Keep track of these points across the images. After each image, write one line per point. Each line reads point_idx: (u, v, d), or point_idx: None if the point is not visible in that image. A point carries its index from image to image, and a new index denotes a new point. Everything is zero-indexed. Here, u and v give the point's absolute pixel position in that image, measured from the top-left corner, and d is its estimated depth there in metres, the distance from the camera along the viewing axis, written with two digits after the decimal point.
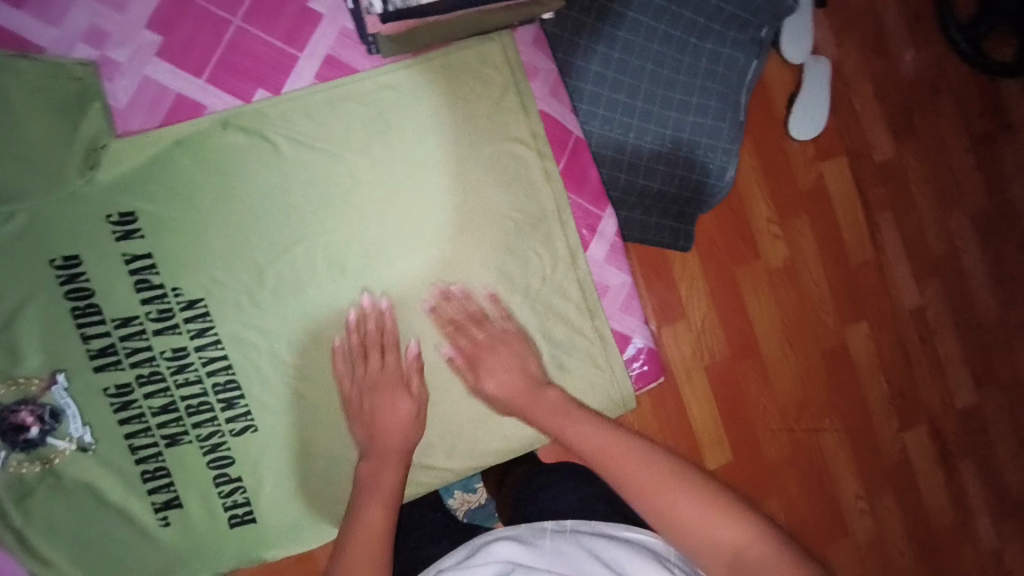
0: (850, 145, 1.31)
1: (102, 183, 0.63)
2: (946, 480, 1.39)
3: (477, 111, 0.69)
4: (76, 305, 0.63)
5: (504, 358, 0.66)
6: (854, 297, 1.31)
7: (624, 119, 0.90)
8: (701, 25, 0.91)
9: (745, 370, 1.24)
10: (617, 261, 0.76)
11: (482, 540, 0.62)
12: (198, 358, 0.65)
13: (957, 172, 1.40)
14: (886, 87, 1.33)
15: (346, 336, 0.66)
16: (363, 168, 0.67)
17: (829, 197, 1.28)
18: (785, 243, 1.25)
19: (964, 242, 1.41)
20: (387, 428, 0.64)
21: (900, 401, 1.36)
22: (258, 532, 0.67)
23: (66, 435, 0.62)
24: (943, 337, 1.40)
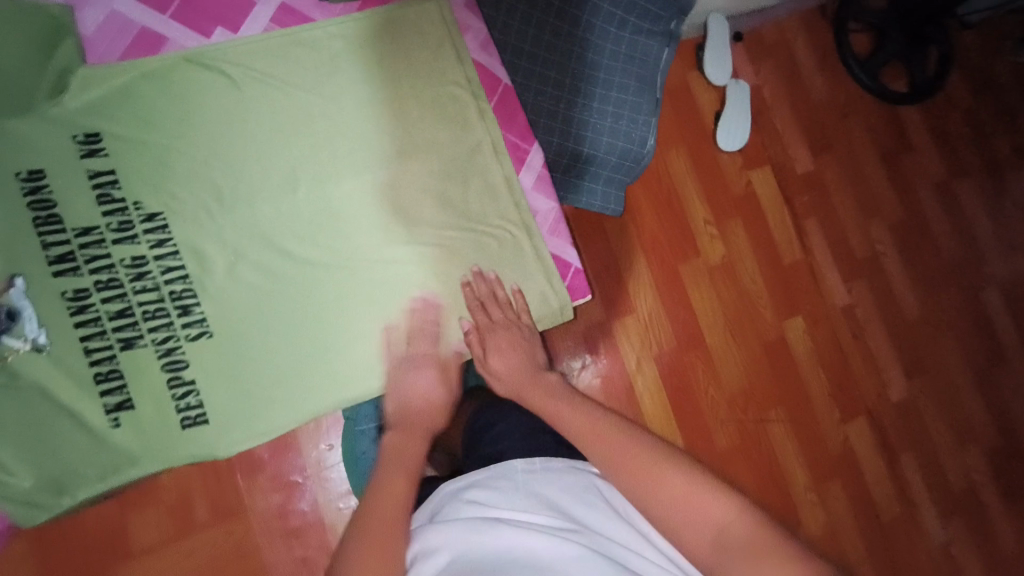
0: (773, 156, 1.46)
1: (70, 106, 0.70)
2: (889, 472, 1.47)
3: (417, 57, 0.81)
4: (38, 215, 0.67)
5: (509, 340, 0.76)
6: (789, 292, 1.44)
7: (561, 93, 1.05)
8: (618, 17, 1.06)
9: (692, 359, 1.36)
10: (543, 188, 0.87)
11: (452, 484, 0.67)
12: (156, 268, 0.70)
13: (871, 183, 1.53)
14: (797, 104, 1.48)
15: (413, 316, 0.77)
16: (323, 108, 0.77)
17: (760, 203, 1.43)
18: (722, 243, 1.39)
19: (884, 247, 1.53)
20: (422, 400, 0.71)
21: (838, 392, 1.45)
22: (209, 434, 0.71)
23: (21, 335, 0.65)
24: (874, 333, 1.50)
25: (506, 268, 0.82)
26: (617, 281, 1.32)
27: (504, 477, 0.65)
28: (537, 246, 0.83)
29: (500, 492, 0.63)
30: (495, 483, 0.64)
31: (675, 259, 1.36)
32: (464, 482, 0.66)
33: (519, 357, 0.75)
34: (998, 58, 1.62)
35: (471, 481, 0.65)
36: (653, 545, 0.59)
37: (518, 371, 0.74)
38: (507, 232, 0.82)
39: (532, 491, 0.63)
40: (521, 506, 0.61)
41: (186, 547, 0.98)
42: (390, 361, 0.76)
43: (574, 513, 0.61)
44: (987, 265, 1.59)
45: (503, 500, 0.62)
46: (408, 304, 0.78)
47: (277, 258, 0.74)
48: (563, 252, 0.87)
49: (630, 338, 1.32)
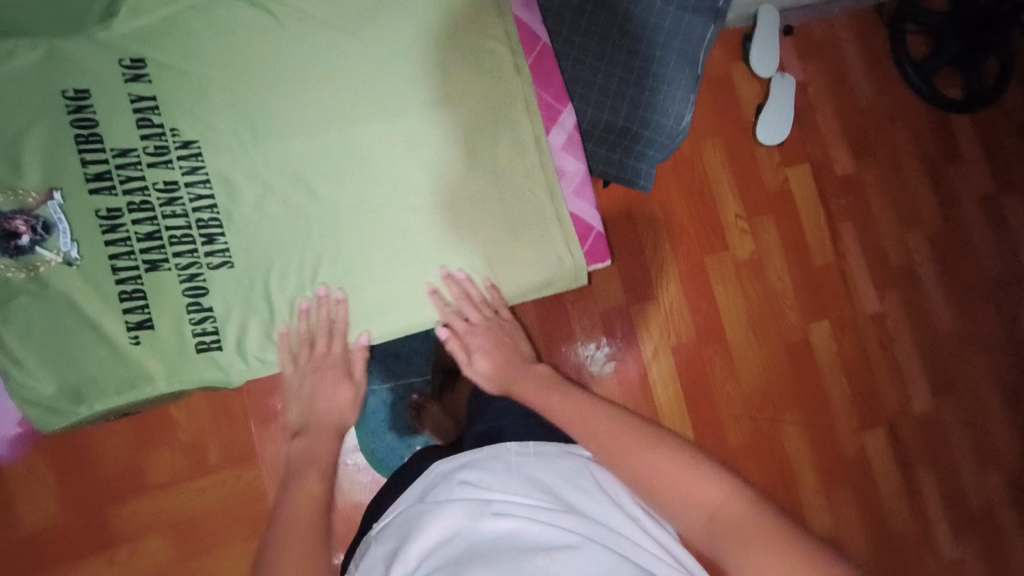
0: (814, 154, 1.41)
1: (118, 30, 0.71)
2: (906, 488, 1.42)
3: (459, 6, 0.80)
4: (80, 132, 0.69)
5: (495, 340, 0.83)
6: (816, 295, 1.40)
7: (599, 62, 1.03)
8: None
9: (710, 354, 1.33)
10: (573, 150, 0.87)
11: (448, 464, 0.70)
12: (186, 194, 0.71)
13: (914, 189, 1.47)
14: (844, 102, 1.43)
15: (306, 315, 0.75)
16: (361, 50, 0.77)
17: (794, 202, 1.39)
18: (752, 238, 1.36)
19: (921, 257, 1.47)
20: (334, 403, 0.78)
21: (859, 401, 1.41)
22: (224, 360, 0.73)
23: (55, 247, 0.67)
24: (902, 344, 1.45)
25: (527, 227, 0.81)
26: (640, 267, 1.30)
27: (496, 459, 0.68)
28: (559, 207, 0.82)
29: (493, 474, 0.66)
30: (490, 465, 0.67)
31: (701, 252, 1.33)
32: (462, 460, 0.70)
33: (499, 352, 0.83)
34: None
35: (468, 459, 0.69)
36: (640, 527, 0.62)
37: (505, 366, 0.83)
38: (532, 191, 0.82)
39: (524, 472, 0.66)
40: (513, 486, 0.64)
41: (195, 486, 1.00)
42: (293, 363, 0.76)
43: (563, 496, 0.63)
44: None
45: (497, 480, 0.65)
46: (425, 251, 0.78)
47: (304, 196, 0.75)
48: (584, 215, 0.86)
49: (649, 328, 1.30)
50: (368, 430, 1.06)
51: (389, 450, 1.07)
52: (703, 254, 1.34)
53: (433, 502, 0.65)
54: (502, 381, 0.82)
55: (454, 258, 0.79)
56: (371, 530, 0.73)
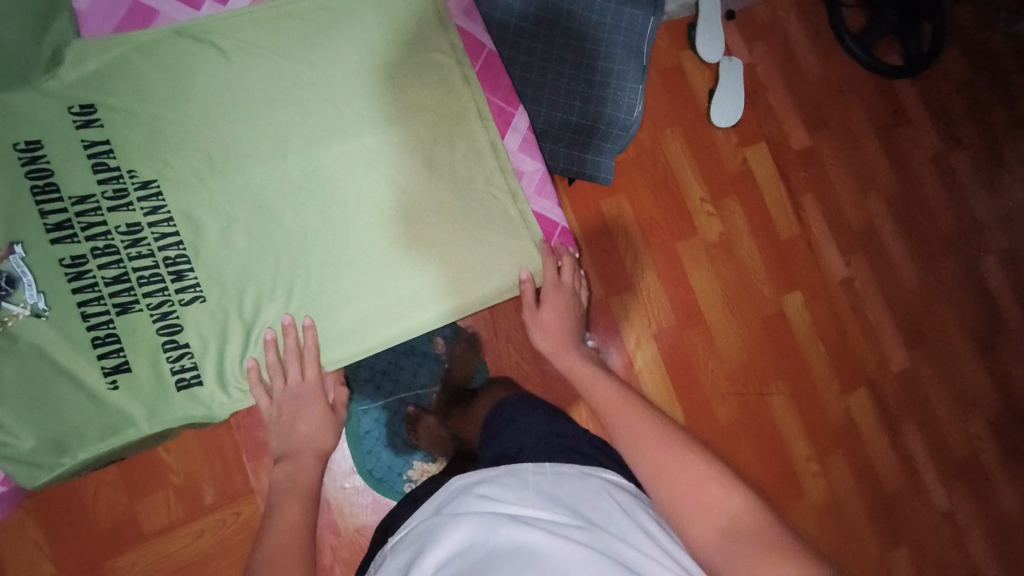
0: (769, 133, 1.46)
1: (66, 79, 0.72)
2: (893, 444, 1.47)
3: (403, 24, 0.82)
4: (36, 183, 0.69)
5: (557, 300, 0.84)
6: (787, 268, 1.44)
7: (548, 62, 1.06)
8: None
9: (692, 337, 1.36)
10: (529, 151, 0.89)
11: (463, 481, 0.65)
12: (150, 234, 0.72)
13: (868, 156, 1.53)
14: (792, 79, 1.48)
15: (272, 344, 0.74)
16: (312, 75, 0.78)
17: (756, 180, 1.43)
18: (719, 220, 1.39)
19: (882, 220, 1.53)
20: (308, 430, 0.76)
21: (839, 365, 1.45)
22: (205, 395, 0.73)
23: (21, 301, 0.67)
24: (874, 306, 1.50)
25: (493, 229, 0.83)
26: (615, 261, 1.32)
27: (513, 475, 0.63)
28: (522, 208, 0.85)
29: (509, 489, 0.61)
30: (505, 480, 0.62)
31: (672, 239, 1.36)
32: (475, 479, 0.64)
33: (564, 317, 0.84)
34: (992, 31, 1.61)
35: (482, 476, 0.64)
36: (666, 552, 0.55)
37: (561, 328, 0.83)
38: (493, 195, 0.84)
39: (542, 490, 0.61)
40: (530, 504, 0.59)
41: (194, 529, 1.00)
42: (266, 395, 0.74)
43: (586, 514, 0.58)
44: (987, 237, 1.58)
45: (513, 496, 0.60)
46: (396, 265, 0.79)
47: (268, 222, 0.76)
48: (547, 212, 0.88)
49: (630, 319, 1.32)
50: (365, 450, 1.06)
51: (386, 469, 1.07)
52: (674, 240, 1.37)
53: (444, 523, 0.59)
54: (555, 336, 0.82)
55: (425, 268, 0.80)
56: (376, 559, 0.67)
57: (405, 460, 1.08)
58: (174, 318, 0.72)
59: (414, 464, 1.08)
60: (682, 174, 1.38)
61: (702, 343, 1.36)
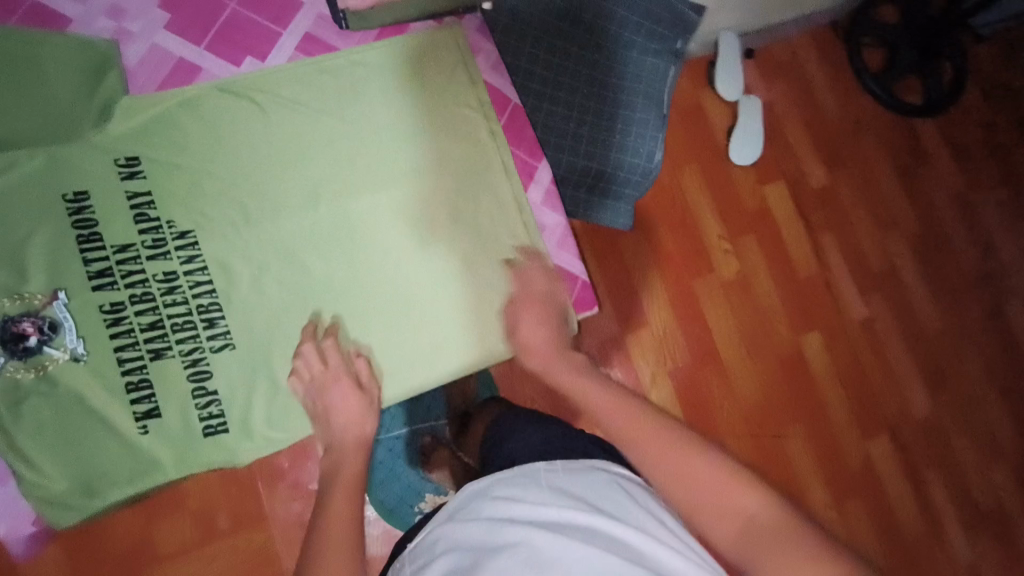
0: (787, 173, 1.46)
1: (113, 132, 0.75)
2: (913, 490, 1.43)
3: (432, 82, 0.85)
4: (82, 233, 0.72)
5: (539, 317, 0.78)
6: (806, 310, 1.43)
7: (573, 111, 1.08)
8: (626, 38, 1.09)
9: (707, 376, 1.36)
10: (552, 203, 0.90)
11: (478, 482, 0.64)
12: (185, 282, 0.74)
13: (888, 198, 1.52)
14: (813, 120, 1.49)
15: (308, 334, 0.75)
16: (345, 129, 0.82)
17: (773, 219, 1.43)
18: (736, 258, 1.40)
19: (903, 261, 1.51)
20: (344, 417, 0.69)
21: (859, 410, 1.43)
22: (230, 443, 0.74)
23: (62, 345, 0.70)
24: (893, 348, 1.48)
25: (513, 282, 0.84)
26: (632, 295, 1.34)
27: (528, 476, 0.62)
28: (543, 260, 0.85)
29: (526, 489, 0.60)
30: (521, 481, 0.62)
31: (690, 277, 1.37)
32: (494, 478, 0.64)
33: (546, 330, 0.76)
34: (1015, 71, 1.59)
35: (498, 477, 0.63)
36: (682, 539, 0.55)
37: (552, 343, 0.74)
38: (516, 248, 0.85)
39: (557, 486, 0.60)
40: (544, 500, 0.58)
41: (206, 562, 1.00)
42: (299, 382, 0.73)
43: (605, 508, 0.57)
44: (1014, 278, 1.53)
45: (528, 493, 0.60)
46: (420, 314, 0.81)
47: (301, 274, 0.78)
48: (568, 265, 0.89)
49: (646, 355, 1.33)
50: (377, 482, 1.07)
51: (399, 500, 1.07)
52: (691, 278, 1.38)
53: (459, 523, 0.59)
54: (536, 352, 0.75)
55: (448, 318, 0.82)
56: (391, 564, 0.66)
57: (417, 491, 1.08)
58: (202, 365, 0.73)
59: (427, 495, 1.08)
60: (701, 212, 1.39)
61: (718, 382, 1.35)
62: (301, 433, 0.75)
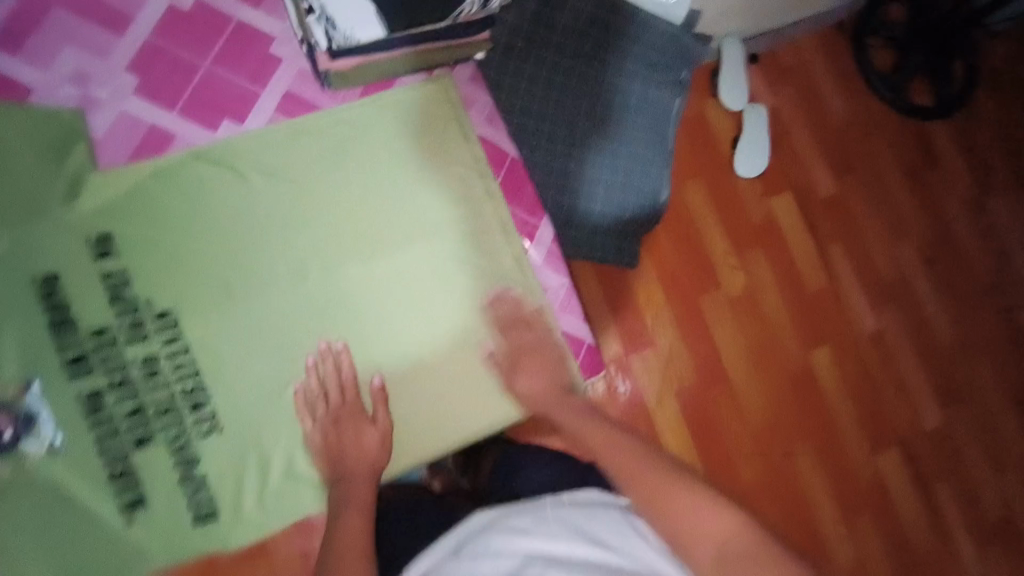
0: (796, 182, 1.24)
1: (85, 210, 0.71)
2: (924, 501, 1.23)
3: (423, 140, 0.82)
4: (55, 318, 0.69)
5: (539, 365, 0.79)
6: (814, 321, 1.22)
7: (578, 149, 0.92)
8: (642, 55, 0.96)
9: (716, 397, 1.16)
10: (554, 264, 0.86)
11: (482, 516, 0.62)
12: (167, 364, 0.71)
13: (896, 199, 1.29)
14: (823, 130, 1.27)
15: (316, 369, 0.73)
16: (338, 194, 0.78)
17: (782, 232, 1.22)
18: (744, 273, 1.19)
19: (912, 268, 1.28)
20: (359, 451, 0.71)
21: (869, 423, 1.23)
22: (221, 530, 0.71)
23: (39, 438, 0.67)
24: (904, 361, 1.26)
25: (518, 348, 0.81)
26: (636, 318, 1.14)
27: (537, 509, 0.61)
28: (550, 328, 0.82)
29: (534, 523, 0.59)
30: (531, 515, 0.60)
31: (695, 292, 1.17)
32: (497, 511, 0.62)
33: (545, 379, 0.78)
34: None
35: (504, 512, 0.62)
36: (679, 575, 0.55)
37: (546, 395, 0.77)
38: (518, 311, 0.82)
39: (566, 522, 0.59)
40: (553, 535, 0.57)
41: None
42: (311, 418, 0.72)
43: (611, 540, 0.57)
44: None
45: (536, 527, 0.58)
46: (426, 388, 0.78)
47: (297, 357, 0.74)
48: (576, 331, 0.86)
49: (648, 373, 1.13)
50: None
51: None
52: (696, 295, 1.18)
53: (464, 559, 0.56)
54: (538, 404, 0.77)
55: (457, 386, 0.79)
56: None
57: None
58: (189, 450, 0.70)
59: None
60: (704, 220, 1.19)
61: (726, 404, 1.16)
62: (308, 510, 0.74)
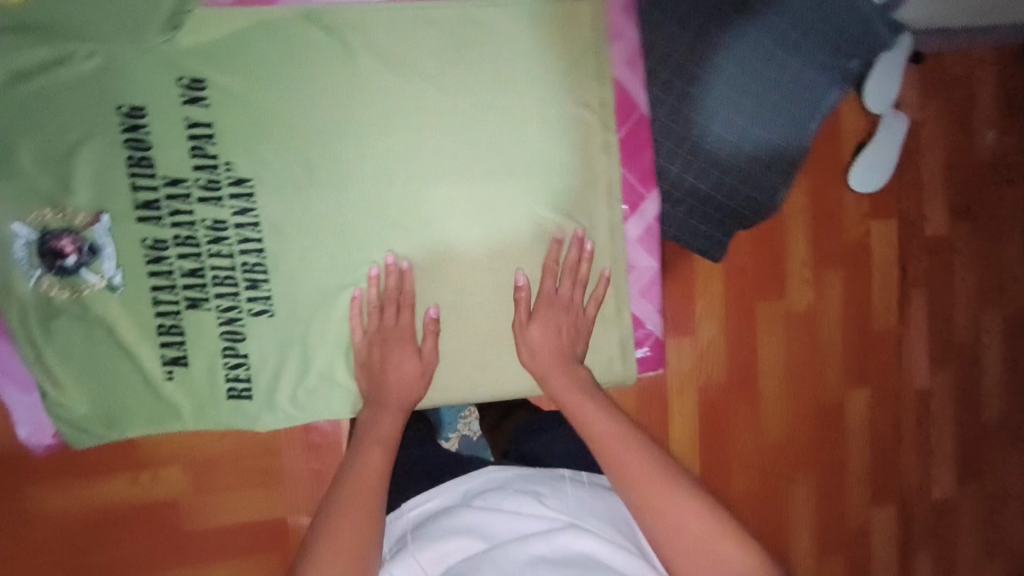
0: (907, 210, 1.09)
1: (182, 45, 0.66)
2: (901, 564, 1.17)
3: (552, 65, 0.72)
4: (133, 154, 0.66)
5: (563, 321, 0.72)
6: (865, 359, 1.10)
7: (716, 109, 0.74)
8: (820, 32, 0.75)
9: (737, 403, 1.06)
10: (649, 244, 0.77)
11: (502, 472, 0.68)
12: (234, 235, 0.68)
13: (1005, 261, 1.14)
14: (964, 162, 1.10)
15: (377, 283, 0.70)
16: (437, 98, 0.70)
17: (870, 261, 1.08)
18: (814, 290, 1.06)
19: (991, 340, 1.16)
20: (398, 377, 0.68)
21: (879, 475, 1.14)
22: (251, 409, 0.71)
23: (98, 272, 0.66)
24: (941, 429, 1.16)
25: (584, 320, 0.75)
26: (688, 302, 1.01)
27: (554, 480, 0.66)
28: (619, 308, 0.76)
29: (549, 491, 0.64)
30: (547, 485, 0.65)
31: (754, 293, 1.03)
32: (514, 474, 0.67)
33: (558, 338, 0.71)
34: None
35: (520, 475, 0.67)
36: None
37: (553, 353, 0.71)
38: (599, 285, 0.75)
39: (577, 496, 0.63)
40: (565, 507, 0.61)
41: (143, 492, 0.83)
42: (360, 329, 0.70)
43: (616, 524, 0.61)
44: None
45: (551, 499, 0.63)
46: (481, 331, 0.74)
47: (362, 267, 0.71)
48: (645, 318, 0.79)
49: (681, 360, 1.02)
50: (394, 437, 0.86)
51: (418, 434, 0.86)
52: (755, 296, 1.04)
53: (477, 506, 0.61)
54: (541, 365, 0.71)
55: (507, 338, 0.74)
56: (398, 524, 0.65)
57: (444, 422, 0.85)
58: (237, 326, 0.69)
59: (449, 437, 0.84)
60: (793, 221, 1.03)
61: (747, 414, 1.05)
62: (332, 415, 0.73)
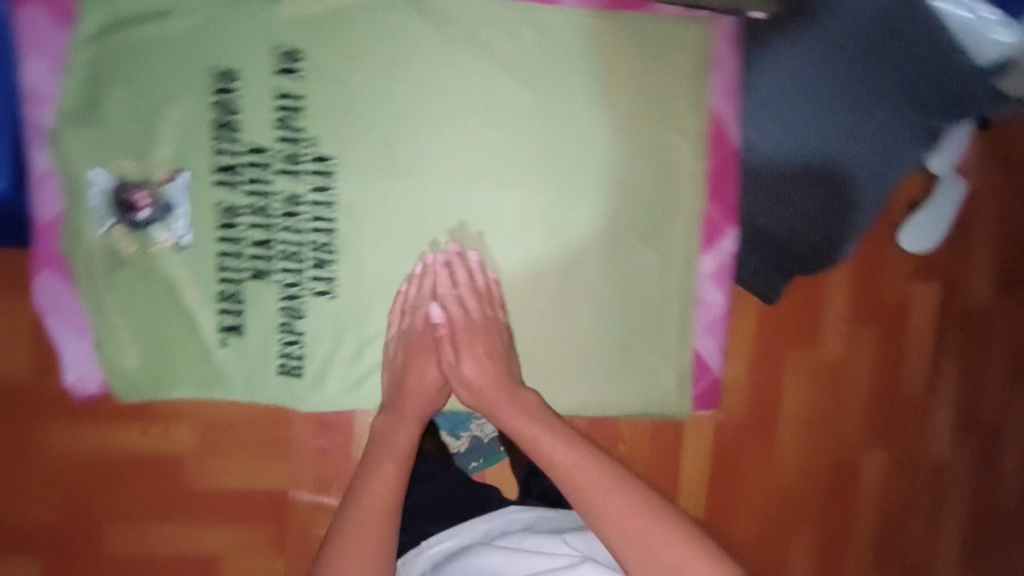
0: (955, 271, 0.99)
1: (286, 14, 0.65)
2: None
3: (652, 84, 0.70)
4: (220, 118, 0.65)
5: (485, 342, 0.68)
6: (888, 421, 1.00)
7: (768, 129, 0.70)
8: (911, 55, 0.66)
9: (746, 442, 0.95)
10: (722, 280, 0.75)
11: (519, 511, 0.67)
12: (307, 211, 0.67)
13: None
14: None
15: (420, 279, 0.68)
16: (519, 98, 0.68)
17: (909, 318, 0.97)
18: (848, 338, 0.96)
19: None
20: (417, 387, 0.68)
21: (883, 547, 1.03)
22: (298, 388, 0.70)
23: (169, 229, 0.65)
24: (953, 510, 1.04)
25: (644, 347, 0.74)
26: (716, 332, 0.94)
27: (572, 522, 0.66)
28: (678, 339, 0.74)
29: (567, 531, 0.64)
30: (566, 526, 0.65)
31: (784, 331, 0.94)
32: (532, 514, 0.67)
33: (490, 362, 0.67)
34: None
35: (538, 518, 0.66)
36: None
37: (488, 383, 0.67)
38: (662, 313, 0.73)
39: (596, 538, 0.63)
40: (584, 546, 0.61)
41: (152, 446, 0.80)
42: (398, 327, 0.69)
43: None
44: None
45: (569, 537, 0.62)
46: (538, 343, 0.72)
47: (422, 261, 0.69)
48: (709, 356, 0.77)
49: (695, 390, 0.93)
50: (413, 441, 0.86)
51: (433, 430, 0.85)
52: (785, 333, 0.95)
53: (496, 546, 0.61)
54: (479, 396, 0.67)
55: (535, 355, 0.72)
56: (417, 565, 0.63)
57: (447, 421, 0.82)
58: (296, 305, 0.68)
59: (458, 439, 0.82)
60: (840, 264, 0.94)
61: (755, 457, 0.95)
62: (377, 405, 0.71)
